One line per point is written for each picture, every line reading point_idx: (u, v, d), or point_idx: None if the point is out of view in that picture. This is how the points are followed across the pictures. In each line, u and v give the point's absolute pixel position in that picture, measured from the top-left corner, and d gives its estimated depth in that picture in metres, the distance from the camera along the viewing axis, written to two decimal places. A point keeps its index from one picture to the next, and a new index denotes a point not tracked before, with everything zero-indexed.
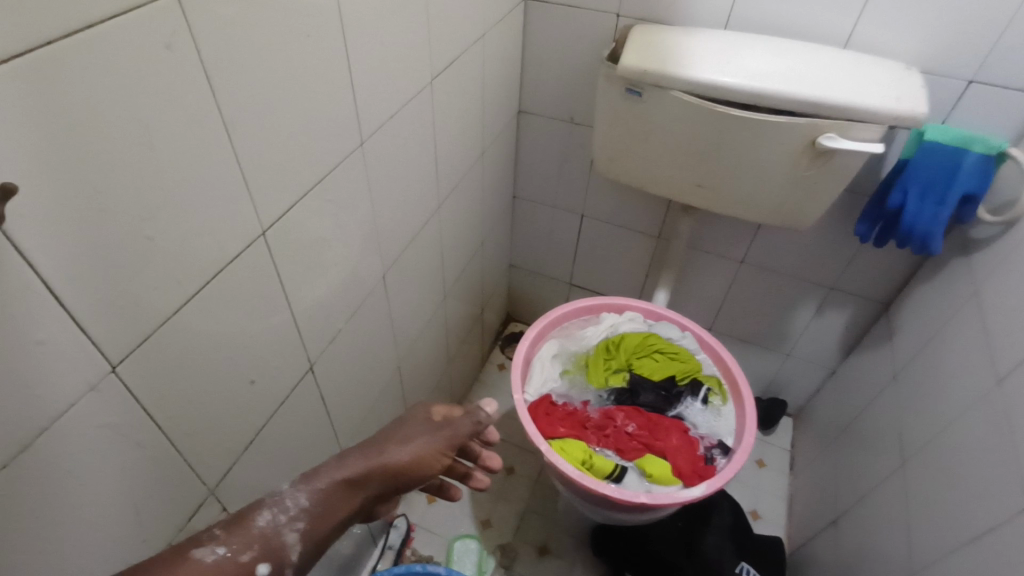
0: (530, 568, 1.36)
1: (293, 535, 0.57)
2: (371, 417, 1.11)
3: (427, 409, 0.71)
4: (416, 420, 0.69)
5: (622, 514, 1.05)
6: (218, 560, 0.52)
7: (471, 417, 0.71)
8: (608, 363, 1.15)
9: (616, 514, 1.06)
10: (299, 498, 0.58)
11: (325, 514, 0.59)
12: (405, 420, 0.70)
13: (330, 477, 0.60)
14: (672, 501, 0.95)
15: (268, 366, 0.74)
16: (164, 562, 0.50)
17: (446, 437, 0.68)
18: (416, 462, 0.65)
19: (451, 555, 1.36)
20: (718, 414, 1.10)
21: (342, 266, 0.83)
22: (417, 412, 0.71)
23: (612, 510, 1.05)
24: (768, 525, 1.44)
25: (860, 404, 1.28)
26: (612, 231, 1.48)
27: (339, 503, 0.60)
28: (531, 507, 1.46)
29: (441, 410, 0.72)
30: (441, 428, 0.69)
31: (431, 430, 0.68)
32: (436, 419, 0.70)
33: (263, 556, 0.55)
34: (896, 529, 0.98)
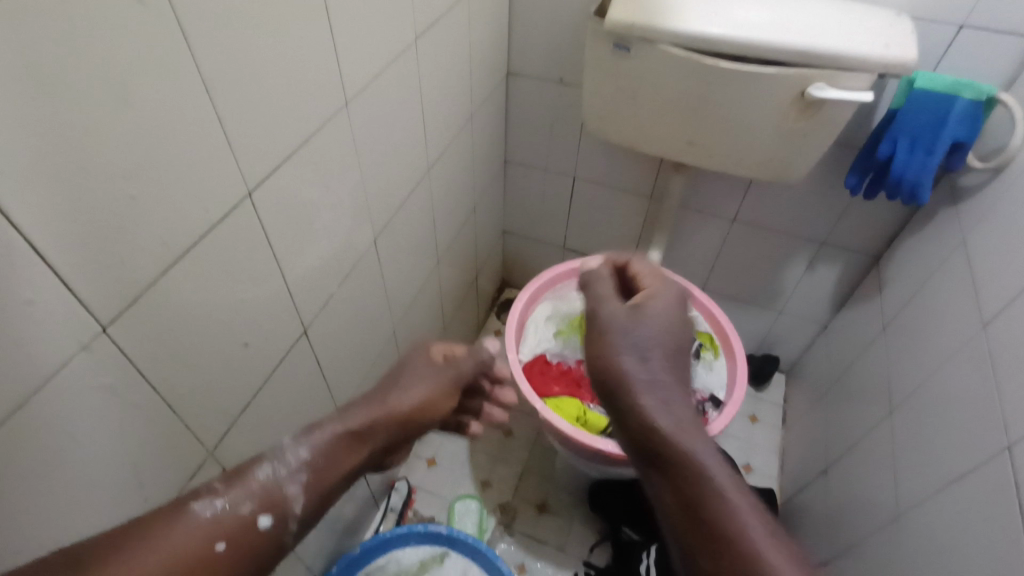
0: (530, 525, 1.39)
1: (296, 487, 0.59)
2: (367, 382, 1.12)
3: (427, 351, 0.81)
4: (419, 364, 0.79)
5: (616, 468, 1.07)
6: (217, 513, 0.52)
7: (467, 357, 0.84)
8: None
9: (609, 468, 1.09)
10: (300, 451, 0.61)
11: (330, 463, 0.62)
12: (408, 364, 0.79)
13: (333, 428, 0.65)
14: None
15: (262, 329, 0.75)
16: (162, 516, 0.49)
17: (450, 376, 0.80)
18: (422, 404, 0.73)
19: (451, 515, 1.38)
20: (710, 368, 1.11)
21: (331, 232, 0.83)
22: (418, 356, 0.80)
23: (606, 464, 1.07)
24: (761, 477, 1.48)
25: (851, 357, 1.30)
26: (603, 193, 1.48)
27: (343, 454, 0.64)
28: (530, 467, 1.49)
29: (440, 351, 0.83)
30: (444, 369, 0.80)
31: (434, 370, 0.79)
32: (437, 360, 0.81)
33: (264, 508, 0.56)
34: (884, 475, 1.00)
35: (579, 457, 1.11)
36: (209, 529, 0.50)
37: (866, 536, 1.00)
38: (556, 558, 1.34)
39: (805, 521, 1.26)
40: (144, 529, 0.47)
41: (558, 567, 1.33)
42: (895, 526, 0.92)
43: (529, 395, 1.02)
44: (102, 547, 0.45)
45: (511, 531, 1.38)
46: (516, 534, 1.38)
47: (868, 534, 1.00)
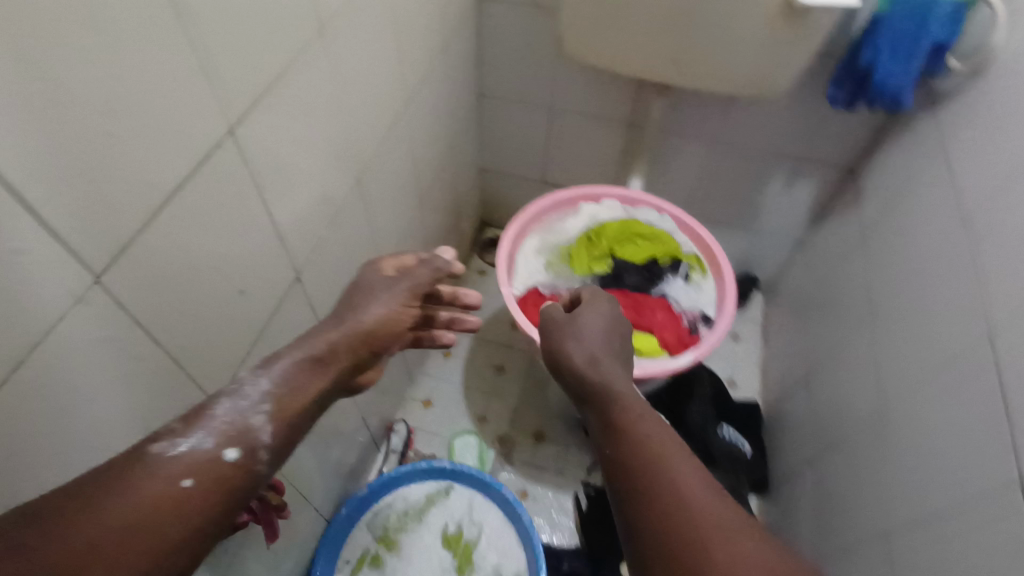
0: (528, 453, 1.44)
1: (262, 417, 0.53)
2: None
3: (379, 267, 0.75)
4: (372, 281, 0.73)
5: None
6: (183, 453, 0.47)
7: (425, 265, 0.77)
8: (591, 251, 1.17)
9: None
10: (260, 382, 0.55)
11: (298, 389, 0.57)
12: (361, 282, 0.73)
13: (293, 356, 0.59)
14: (663, 371, 1.00)
15: (256, 276, 0.72)
16: (123, 466, 0.45)
17: (407, 287, 0.74)
18: (382, 320, 0.69)
19: (451, 451, 1.43)
20: (699, 289, 1.13)
21: (317, 172, 0.80)
22: (370, 274, 0.74)
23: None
24: (744, 391, 1.55)
25: (829, 270, 1.34)
26: (582, 123, 1.44)
27: (310, 379, 0.59)
28: (524, 399, 1.52)
29: (393, 265, 0.76)
30: (399, 280, 0.74)
31: (390, 286, 0.73)
32: (391, 274, 0.74)
33: (229, 443, 0.50)
34: (866, 377, 1.06)
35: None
36: (176, 469, 0.46)
37: (849, 434, 1.07)
38: (556, 481, 1.40)
39: (789, 427, 1.34)
40: (97, 483, 0.43)
41: (558, 490, 1.38)
42: (878, 422, 0.98)
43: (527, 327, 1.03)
44: (60, 507, 0.40)
45: (511, 460, 1.43)
46: (515, 463, 1.42)
47: (851, 432, 1.06)
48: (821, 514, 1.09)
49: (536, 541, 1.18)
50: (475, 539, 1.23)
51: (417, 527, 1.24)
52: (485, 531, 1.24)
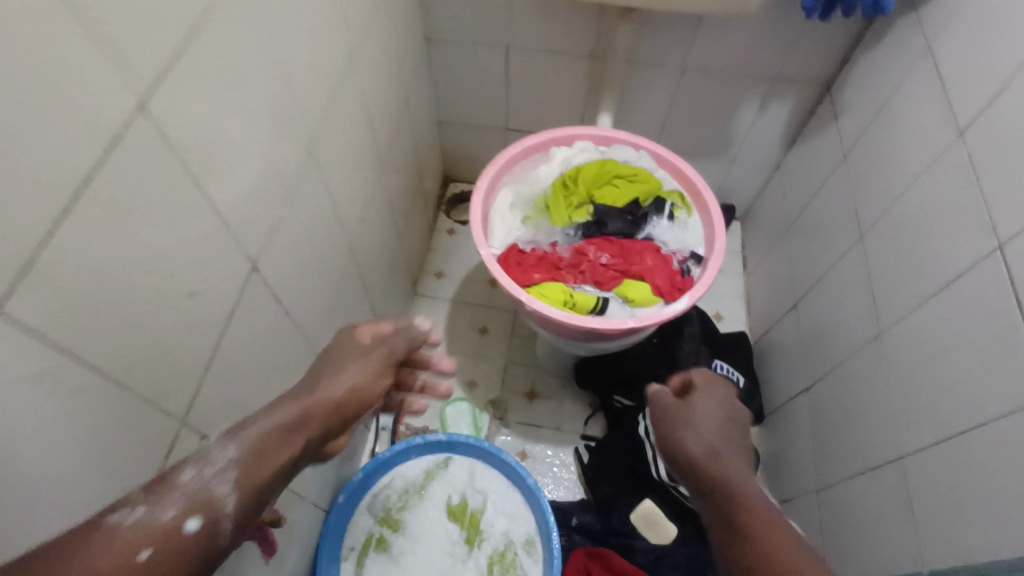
0: (523, 413, 1.40)
1: (225, 486, 0.49)
2: (331, 308, 1.02)
3: (356, 333, 0.71)
4: (348, 349, 0.69)
5: (610, 343, 1.05)
6: (140, 520, 0.43)
7: (402, 334, 0.73)
8: (568, 199, 1.09)
9: (603, 345, 1.07)
10: (227, 451, 0.51)
11: (262, 459, 0.52)
12: (333, 352, 0.69)
13: (260, 426, 0.54)
14: (659, 319, 0.95)
15: (206, 273, 0.63)
16: (83, 527, 0.42)
17: (381, 356, 0.70)
18: (354, 391, 0.63)
19: (444, 420, 1.37)
20: (686, 227, 1.07)
21: (258, 147, 0.69)
22: (347, 341, 0.70)
23: (599, 342, 1.05)
24: (731, 323, 1.53)
25: (810, 192, 1.30)
26: (542, 60, 1.34)
27: (277, 448, 0.54)
28: (512, 359, 1.47)
29: (369, 331, 0.72)
30: (374, 349, 0.70)
31: (364, 355, 0.69)
32: (367, 342, 0.70)
33: (191, 511, 0.46)
34: (861, 298, 1.03)
35: (571, 340, 1.08)
36: (135, 537, 0.42)
37: (847, 357, 1.05)
38: (555, 437, 1.37)
39: (782, 354, 1.32)
40: (66, 544, 0.39)
41: (557, 446, 1.36)
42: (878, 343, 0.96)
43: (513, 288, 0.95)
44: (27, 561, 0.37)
45: (506, 423, 1.39)
46: (511, 425, 1.39)
47: (850, 354, 1.05)
48: (826, 439, 1.09)
49: (543, 500, 1.15)
50: (480, 507, 1.20)
51: (419, 504, 1.20)
52: (489, 497, 1.20)
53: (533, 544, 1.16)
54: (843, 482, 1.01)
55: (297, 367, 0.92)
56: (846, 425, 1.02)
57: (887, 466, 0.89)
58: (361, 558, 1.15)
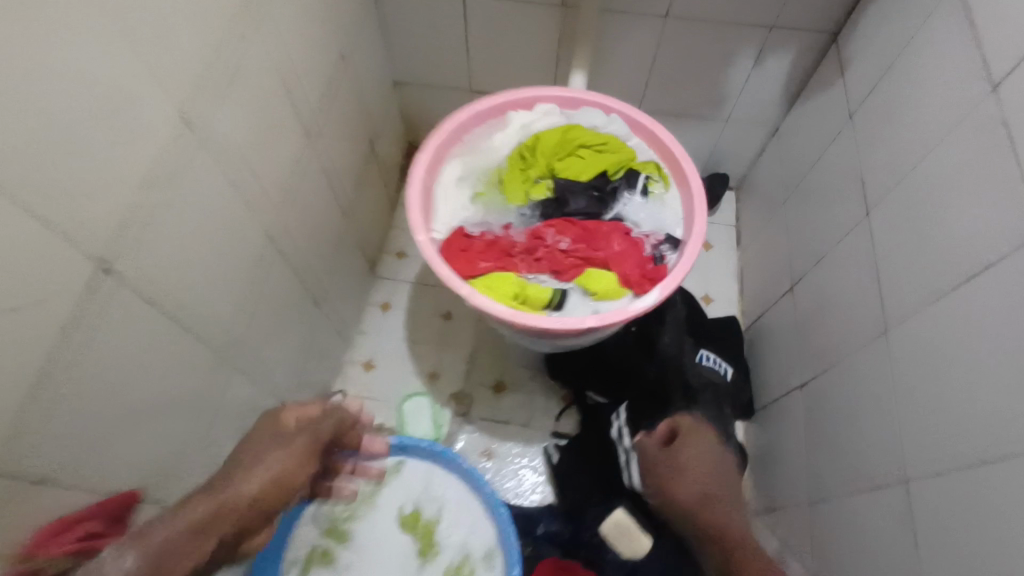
0: (488, 408, 1.27)
1: None
2: (249, 304, 0.89)
3: (280, 416, 0.74)
4: (266, 436, 0.71)
5: (572, 339, 0.91)
6: None
7: (329, 414, 0.79)
8: (526, 173, 0.94)
9: (565, 341, 0.93)
10: (127, 558, 0.53)
11: (169, 562, 0.54)
12: (253, 439, 0.71)
13: (169, 527, 0.56)
14: (622, 317, 0.80)
15: (21, 285, 0.48)
16: None
17: (307, 442, 0.73)
18: (274, 480, 0.67)
19: (402, 418, 1.24)
20: (662, 204, 0.92)
21: (101, 110, 0.53)
22: (266, 425, 0.73)
23: (559, 338, 0.91)
24: (721, 306, 1.38)
25: (810, 159, 1.14)
26: (505, 9, 1.16)
27: (186, 551, 0.56)
28: (478, 347, 1.34)
29: (293, 414, 0.75)
30: (298, 435, 0.73)
31: (287, 443, 0.71)
32: (289, 429, 0.73)
33: None
34: (866, 286, 0.89)
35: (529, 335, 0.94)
36: None
37: (851, 352, 0.91)
38: (523, 434, 1.24)
39: (777, 343, 1.18)
40: None
41: (526, 444, 1.23)
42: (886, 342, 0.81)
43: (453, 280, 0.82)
44: None
45: (470, 419, 1.26)
46: (475, 421, 1.26)
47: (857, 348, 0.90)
48: (826, 442, 0.95)
49: (503, 510, 1.03)
50: (435, 517, 1.07)
51: (369, 513, 1.08)
52: (446, 506, 1.08)
53: (492, 558, 1.03)
54: (846, 494, 0.88)
55: (199, 375, 0.79)
56: (852, 429, 0.89)
57: (897, 485, 0.76)
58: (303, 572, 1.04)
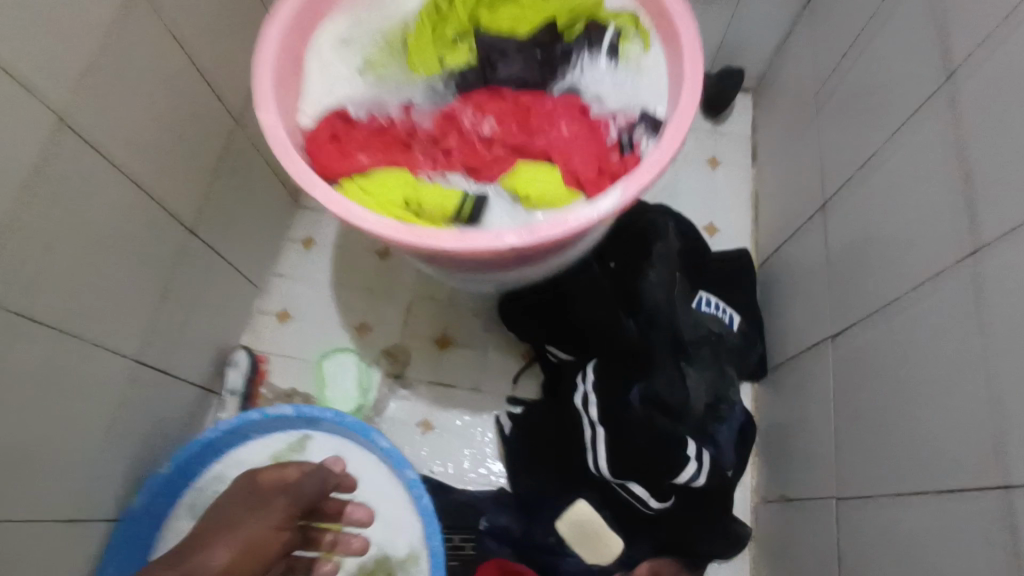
0: (428, 369, 0.99)
1: None
2: (28, 230, 0.60)
3: (258, 478, 0.71)
4: (246, 493, 0.70)
5: (502, 267, 0.64)
6: None
7: (306, 477, 0.72)
8: (440, 30, 0.64)
9: (494, 270, 0.65)
10: None
11: None
12: (237, 495, 0.70)
13: None
14: (559, 230, 0.52)
15: None
16: None
17: (284, 507, 0.69)
18: (233, 564, 0.63)
19: (320, 378, 0.98)
20: (637, 70, 0.62)
21: None
22: (248, 483, 0.71)
23: (482, 266, 0.63)
24: (727, 238, 1.07)
25: (863, 24, 0.80)
26: None
27: None
28: (421, 293, 1.05)
29: (273, 475, 0.71)
30: (277, 498, 0.69)
31: (259, 512, 0.68)
32: (268, 487, 0.70)
33: None
34: (965, 196, 0.57)
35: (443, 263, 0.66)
36: None
37: (933, 286, 0.61)
38: (470, 402, 0.97)
39: (806, 284, 0.87)
40: None
41: (473, 414, 0.96)
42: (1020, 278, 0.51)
43: (305, 175, 0.53)
44: None
45: (405, 382, 0.99)
46: (412, 385, 0.99)
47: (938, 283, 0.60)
48: (883, 417, 0.66)
49: (429, 502, 0.79)
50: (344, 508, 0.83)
51: None
52: (358, 494, 0.83)
53: (415, 561, 0.80)
54: (918, 493, 0.59)
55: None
56: (930, 401, 0.59)
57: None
58: None
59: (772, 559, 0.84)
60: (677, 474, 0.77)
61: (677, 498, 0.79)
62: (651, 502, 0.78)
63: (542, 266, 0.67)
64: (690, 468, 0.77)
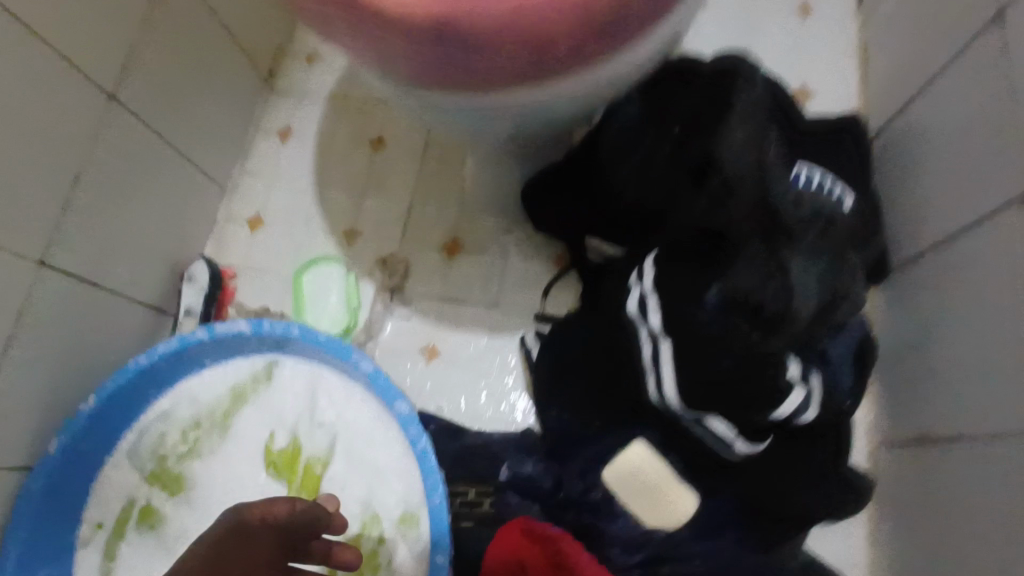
0: (434, 282, 0.78)
1: None
2: None
3: (230, 527, 0.48)
4: (213, 544, 0.48)
5: (522, 72, 0.42)
6: None
7: (296, 513, 0.50)
8: None
9: (510, 84, 0.43)
10: None
11: None
12: (194, 547, 0.48)
13: None
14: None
15: None
16: None
17: (273, 536, 0.50)
18: None
19: (299, 295, 0.78)
20: None
21: None
22: (217, 533, 0.48)
23: (490, 71, 0.42)
24: (825, 104, 0.80)
25: None
26: None
27: None
28: (423, 188, 0.82)
29: (257, 514, 0.49)
30: (259, 532, 0.49)
31: (237, 551, 0.48)
32: (243, 530, 0.48)
33: None
34: None
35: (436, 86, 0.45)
36: None
37: None
38: (487, 320, 0.75)
39: (955, 138, 0.61)
40: None
41: (490, 334, 0.74)
42: None
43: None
44: None
45: (405, 299, 0.77)
46: (412, 302, 0.77)
47: None
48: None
49: (428, 445, 0.58)
50: (325, 453, 0.64)
51: (218, 445, 0.66)
52: (341, 435, 0.64)
53: (413, 522, 0.60)
54: None
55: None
56: None
57: None
58: (112, 542, 0.63)
59: (902, 519, 0.61)
60: (777, 405, 0.54)
61: (775, 438, 0.57)
62: (737, 444, 0.56)
63: (585, 84, 0.45)
64: (796, 397, 0.54)
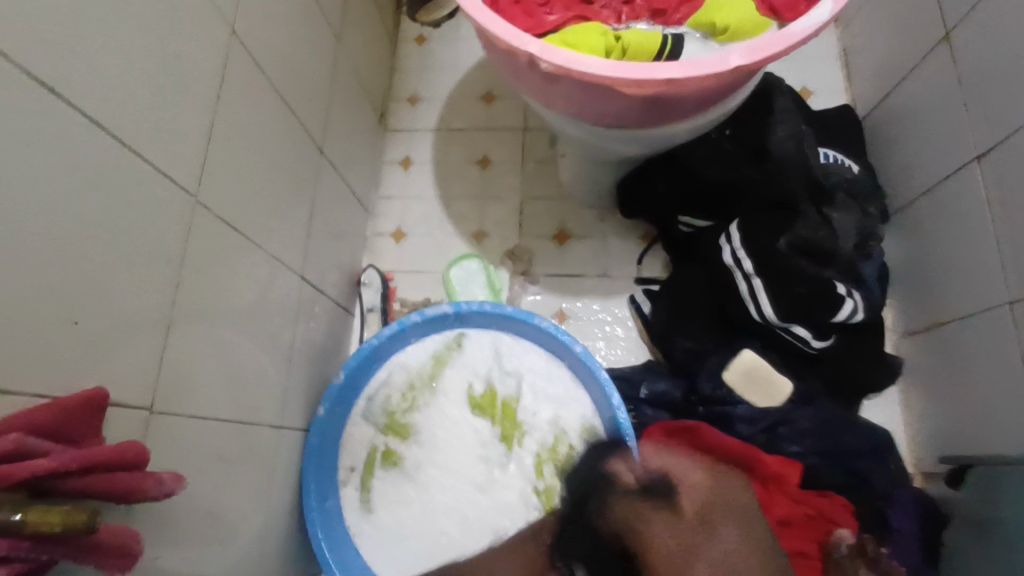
0: (555, 264, 1.01)
1: None
2: (214, 136, 0.61)
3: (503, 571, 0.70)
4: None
5: (674, 118, 0.66)
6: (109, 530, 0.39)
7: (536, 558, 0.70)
8: None
9: (660, 125, 0.67)
10: None
11: None
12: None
13: None
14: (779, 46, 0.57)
15: None
16: None
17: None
18: None
19: (450, 287, 0.99)
20: None
21: None
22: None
23: (652, 118, 0.66)
24: (825, 99, 1.07)
25: None
26: None
27: None
28: (530, 192, 1.06)
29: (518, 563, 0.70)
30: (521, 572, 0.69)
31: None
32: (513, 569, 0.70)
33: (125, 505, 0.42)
34: None
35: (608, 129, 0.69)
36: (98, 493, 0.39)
37: None
38: (602, 287, 0.99)
39: (922, 120, 0.88)
40: None
41: (606, 297, 0.99)
42: None
43: (527, 48, 0.58)
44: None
45: (533, 279, 1.01)
46: (540, 280, 1.01)
47: None
48: None
49: (601, 371, 0.82)
50: (514, 393, 0.86)
51: (431, 399, 0.87)
52: (524, 379, 0.87)
53: (593, 430, 0.83)
54: None
55: (146, 209, 0.51)
56: None
57: None
58: (366, 478, 0.84)
59: (925, 385, 0.87)
60: (837, 311, 0.80)
61: (836, 337, 0.83)
62: (814, 342, 0.82)
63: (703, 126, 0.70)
64: (847, 306, 0.80)
